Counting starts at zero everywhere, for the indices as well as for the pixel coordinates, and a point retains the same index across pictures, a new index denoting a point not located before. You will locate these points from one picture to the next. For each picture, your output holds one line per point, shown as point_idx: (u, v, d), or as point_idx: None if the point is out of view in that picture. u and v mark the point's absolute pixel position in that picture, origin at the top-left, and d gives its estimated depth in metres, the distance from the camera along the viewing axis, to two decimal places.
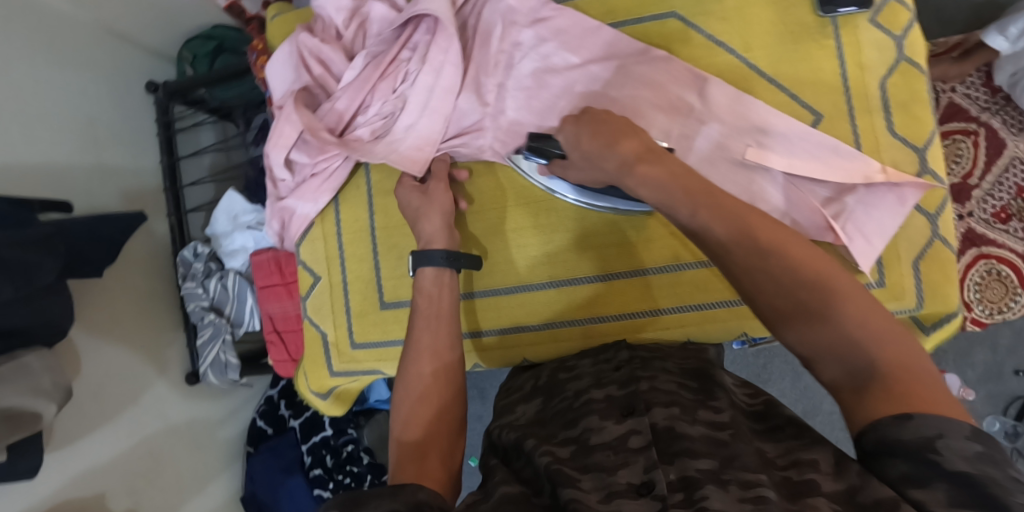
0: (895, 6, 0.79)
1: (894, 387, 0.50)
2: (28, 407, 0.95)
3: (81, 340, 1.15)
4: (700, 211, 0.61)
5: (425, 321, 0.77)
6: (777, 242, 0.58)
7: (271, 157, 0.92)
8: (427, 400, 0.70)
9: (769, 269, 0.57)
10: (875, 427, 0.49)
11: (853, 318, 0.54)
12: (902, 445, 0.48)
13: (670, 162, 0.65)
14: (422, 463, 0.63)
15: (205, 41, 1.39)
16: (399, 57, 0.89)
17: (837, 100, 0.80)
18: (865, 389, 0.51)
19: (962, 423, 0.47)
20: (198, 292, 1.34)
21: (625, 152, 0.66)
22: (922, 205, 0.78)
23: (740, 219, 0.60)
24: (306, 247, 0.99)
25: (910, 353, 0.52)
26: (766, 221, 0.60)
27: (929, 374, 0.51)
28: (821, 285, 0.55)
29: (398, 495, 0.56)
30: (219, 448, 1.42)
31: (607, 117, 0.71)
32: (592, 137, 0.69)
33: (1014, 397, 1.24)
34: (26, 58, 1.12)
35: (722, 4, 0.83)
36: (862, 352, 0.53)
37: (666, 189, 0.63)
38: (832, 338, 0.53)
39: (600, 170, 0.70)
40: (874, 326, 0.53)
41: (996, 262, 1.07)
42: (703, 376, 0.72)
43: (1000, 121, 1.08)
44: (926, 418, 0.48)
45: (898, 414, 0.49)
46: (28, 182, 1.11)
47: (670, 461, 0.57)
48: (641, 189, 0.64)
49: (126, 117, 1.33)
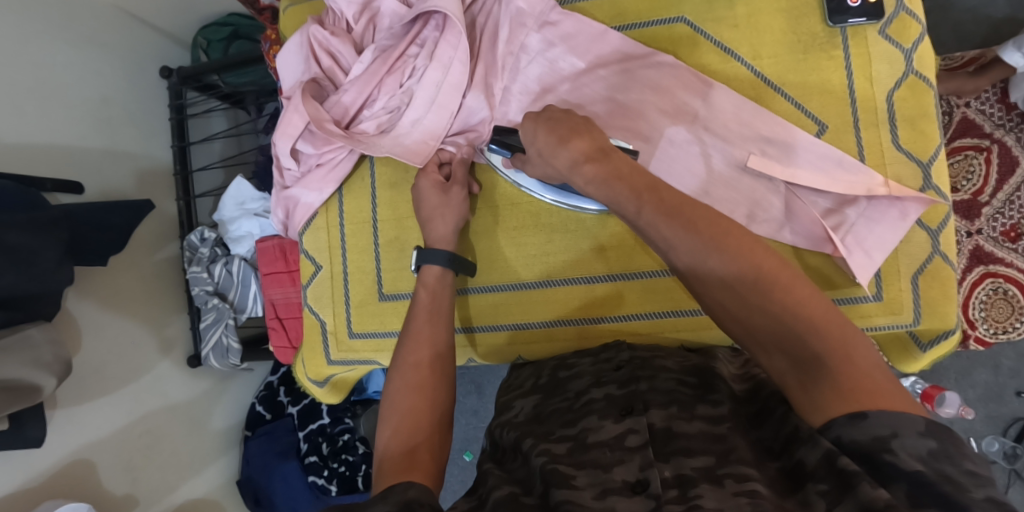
0: (905, 18, 0.78)
1: (842, 383, 0.52)
2: (28, 380, 0.97)
3: (84, 317, 1.16)
4: (646, 207, 0.64)
5: (419, 317, 0.79)
6: (718, 235, 0.61)
7: (278, 146, 0.92)
8: (422, 391, 0.71)
9: (738, 290, 0.59)
10: (830, 427, 0.51)
11: (790, 306, 0.57)
12: (856, 445, 0.49)
13: (616, 161, 0.67)
14: (412, 452, 0.64)
15: (220, 28, 1.41)
16: (408, 52, 0.89)
17: (844, 111, 0.79)
18: (809, 379, 0.54)
19: (915, 419, 0.49)
20: (203, 277, 1.35)
21: (574, 152, 0.68)
22: (922, 219, 0.77)
23: (713, 246, 0.61)
24: (310, 236, 0.99)
25: (857, 346, 0.54)
26: (730, 231, 0.62)
27: (874, 365, 0.53)
28: (778, 292, 0.57)
29: (388, 497, 0.57)
30: (217, 431, 1.43)
31: (561, 115, 0.72)
32: (547, 136, 0.70)
33: (1013, 419, 1.23)
34: (42, 38, 1.14)
35: (733, 11, 0.83)
36: (805, 343, 0.55)
37: (615, 184, 0.66)
38: (787, 344, 0.56)
39: (553, 167, 0.71)
40: (811, 316, 0.56)
41: (1003, 281, 1.06)
42: (703, 372, 0.71)
43: (1014, 139, 1.07)
44: (878, 417, 0.50)
45: (852, 412, 0.51)
46: (38, 161, 1.12)
47: (666, 459, 0.58)
48: (589, 188, 0.68)
49: (139, 98, 1.34)
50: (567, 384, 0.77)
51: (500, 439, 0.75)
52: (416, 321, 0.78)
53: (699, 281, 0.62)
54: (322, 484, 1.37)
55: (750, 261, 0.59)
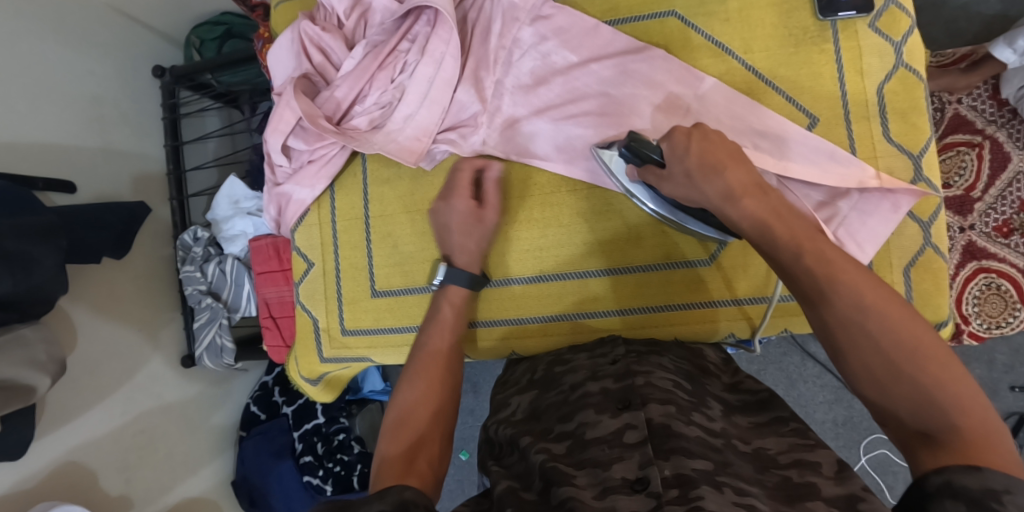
0: (895, 12, 0.78)
1: (966, 446, 0.50)
2: (23, 380, 0.97)
3: (77, 316, 1.16)
4: (803, 256, 0.60)
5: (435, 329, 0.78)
6: (879, 299, 0.57)
7: (269, 143, 0.91)
8: (429, 401, 0.70)
9: (886, 352, 0.55)
10: (942, 472, 0.49)
11: (938, 380, 0.53)
12: (965, 490, 0.47)
13: (775, 201, 0.65)
14: (411, 461, 0.64)
15: (213, 27, 1.40)
16: (398, 48, 0.88)
17: (834, 105, 0.80)
18: (937, 444, 0.51)
19: None
20: (195, 276, 1.33)
21: (730, 182, 0.66)
22: (914, 211, 0.77)
23: (865, 308, 0.56)
24: (302, 232, 0.98)
25: (989, 419, 0.52)
26: (885, 293, 0.57)
27: (1004, 445, 0.51)
28: (929, 362, 0.54)
29: (384, 497, 0.56)
30: (211, 432, 1.42)
31: (717, 135, 0.70)
32: (699, 159, 0.68)
33: (1008, 413, 1.24)
34: (35, 37, 1.13)
35: (725, 4, 0.83)
36: (942, 416, 0.52)
37: (767, 224, 0.64)
38: (925, 412, 0.53)
39: (696, 192, 0.69)
40: (960, 394, 0.53)
41: (996, 276, 1.06)
42: (696, 380, 0.73)
43: (1006, 134, 1.08)
44: (995, 472, 0.47)
45: (967, 464, 0.49)
46: (32, 161, 1.12)
47: (665, 457, 0.58)
48: (741, 222, 0.65)
49: (132, 97, 1.34)
50: (562, 378, 0.77)
51: (497, 436, 0.74)
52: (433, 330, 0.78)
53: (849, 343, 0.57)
54: (318, 484, 1.36)
55: (900, 324, 0.55)
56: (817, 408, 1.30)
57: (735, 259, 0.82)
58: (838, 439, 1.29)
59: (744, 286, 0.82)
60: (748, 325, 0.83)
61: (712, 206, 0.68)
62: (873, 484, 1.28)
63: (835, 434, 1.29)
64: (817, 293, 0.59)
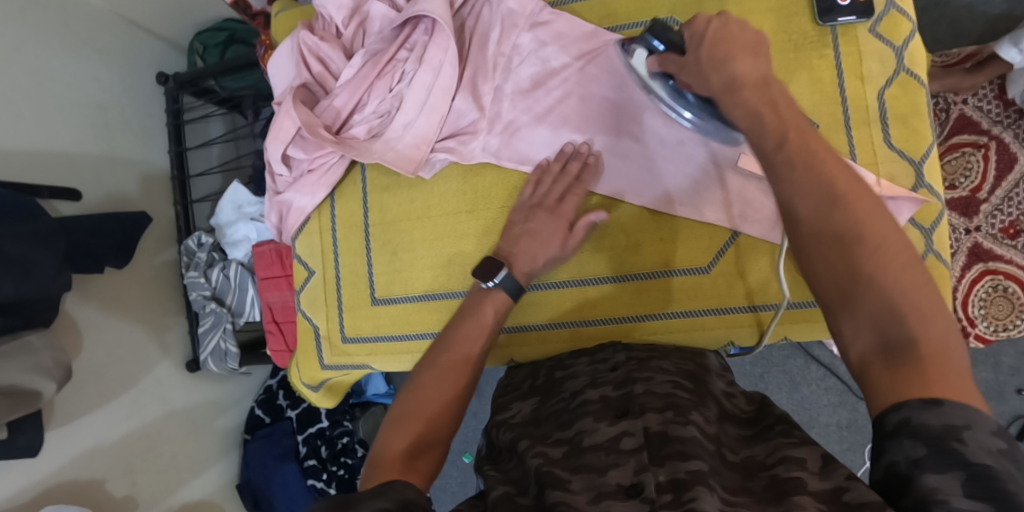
0: (896, 16, 0.78)
1: (927, 368, 0.49)
2: (27, 385, 0.97)
3: (83, 322, 1.17)
4: (787, 146, 0.61)
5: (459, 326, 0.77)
6: (852, 196, 0.58)
7: (269, 152, 0.91)
8: (441, 401, 0.69)
9: (852, 250, 0.55)
10: (901, 408, 0.48)
11: (896, 284, 0.53)
12: (924, 429, 0.46)
13: (774, 93, 0.64)
14: (411, 460, 0.63)
15: (216, 33, 1.40)
16: (397, 56, 0.89)
17: (835, 110, 0.79)
18: (898, 355, 0.51)
19: (990, 418, 0.46)
20: (200, 281, 1.35)
21: (736, 69, 0.65)
22: (916, 218, 0.76)
23: (840, 203, 0.57)
24: (303, 240, 0.99)
25: (947, 335, 0.51)
26: (861, 193, 0.58)
27: (963, 366, 0.50)
28: (891, 262, 0.54)
29: (387, 493, 0.55)
30: (216, 435, 1.43)
31: (740, 27, 0.68)
32: (710, 50, 0.68)
33: (1015, 417, 1.23)
34: (41, 45, 1.14)
35: (723, 11, 0.82)
36: (903, 323, 0.52)
37: (760, 114, 0.64)
38: (882, 316, 0.53)
39: (704, 82, 0.69)
40: (921, 301, 0.53)
41: (1003, 277, 1.06)
42: (697, 379, 0.73)
43: (1012, 135, 1.06)
44: (954, 406, 0.46)
45: (927, 398, 0.48)
46: (36, 167, 1.13)
47: (661, 463, 0.57)
48: (736, 111, 0.65)
49: (136, 102, 1.34)
50: (562, 385, 0.78)
51: (497, 440, 0.75)
52: (455, 328, 0.76)
53: (814, 236, 0.58)
54: (321, 487, 1.36)
55: (867, 221, 0.56)
56: (821, 412, 1.30)
57: (732, 266, 0.81)
58: (842, 443, 1.29)
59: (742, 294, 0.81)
60: (756, 331, 0.82)
61: (714, 95, 0.68)
62: None
63: (839, 437, 1.29)
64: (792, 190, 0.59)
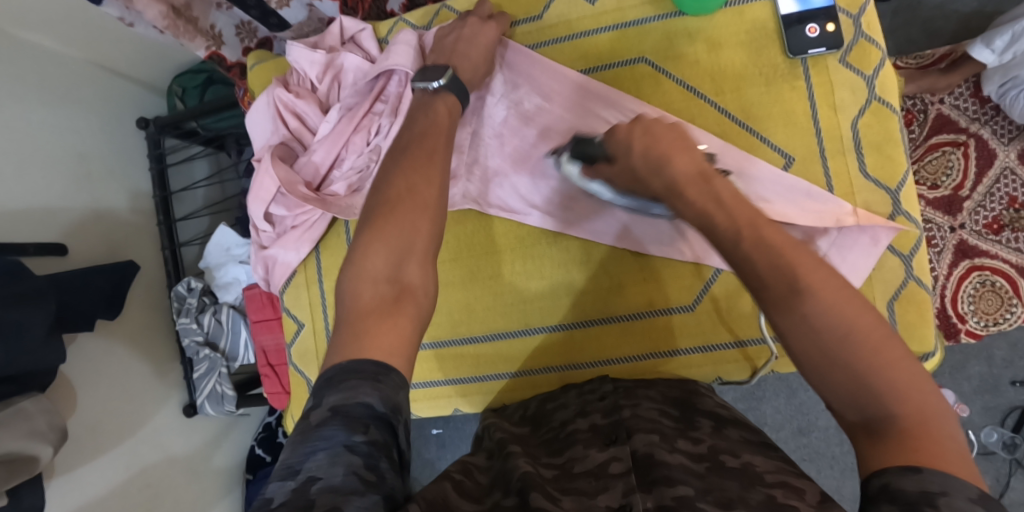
0: (865, 45, 0.79)
1: (910, 442, 0.50)
2: (26, 451, 0.97)
3: (77, 379, 1.16)
4: (743, 242, 0.62)
5: (422, 148, 0.74)
6: (813, 283, 0.57)
7: (251, 210, 0.93)
8: (413, 225, 0.68)
9: (824, 341, 0.55)
10: (882, 475, 0.50)
11: (873, 365, 0.53)
12: (902, 494, 0.47)
13: (719, 186, 0.67)
14: (396, 291, 0.66)
15: (194, 76, 1.40)
16: (372, 110, 0.90)
17: (810, 142, 0.80)
18: (879, 435, 0.52)
19: (970, 486, 0.47)
20: (192, 327, 1.34)
21: (675, 172, 0.70)
22: (894, 245, 0.78)
23: (807, 291, 0.56)
24: (290, 294, 0.99)
25: (929, 405, 0.52)
26: (823, 276, 0.57)
27: (950, 439, 0.51)
28: (864, 348, 0.54)
29: (380, 382, 0.57)
30: (216, 478, 1.42)
31: (664, 131, 0.73)
32: (646, 156, 0.72)
33: (1011, 408, 1.24)
34: (19, 104, 1.13)
35: (694, 47, 0.83)
36: (884, 405, 0.53)
37: (707, 213, 0.66)
38: (862, 400, 0.53)
39: (649, 185, 0.73)
40: (897, 379, 0.53)
41: (990, 273, 1.06)
42: (685, 405, 0.75)
43: (990, 132, 1.08)
44: (933, 473, 0.48)
45: (906, 465, 0.49)
46: (22, 227, 1.12)
47: (648, 489, 0.58)
48: (686, 211, 0.68)
49: (118, 151, 1.33)
50: (552, 414, 0.79)
51: (489, 445, 0.72)
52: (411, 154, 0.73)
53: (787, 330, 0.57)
54: None
55: (839, 306, 0.56)
56: (819, 416, 1.31)
57: (719, 305, 0.83)
58: (842, 445, 1.30)
59: (728, 331, 0.83)
60: (747, 366, 0.83)
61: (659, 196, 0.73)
62: None
63: (840, 440, 1.29)
64: (755, 275, 0.60)
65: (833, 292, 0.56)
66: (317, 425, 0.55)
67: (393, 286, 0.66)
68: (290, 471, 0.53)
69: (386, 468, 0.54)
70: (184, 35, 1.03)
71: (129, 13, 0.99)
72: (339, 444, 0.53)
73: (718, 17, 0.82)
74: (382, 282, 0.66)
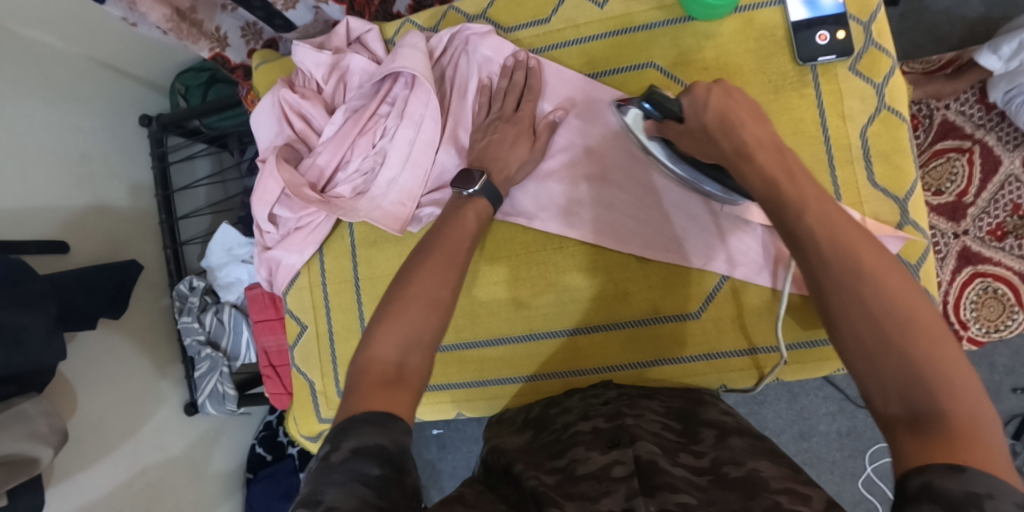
0: (875, 53, 0.79)
1: (955, 440, 0.50)
2: (26, 452, 0.96)
3: (78, 379, 1.15)
4: (807, 218, 0.64)
5: (443, 248, 0.74)
6: (875, 268, 0.59)
7: (255, 212, 0.92)
8: (428, 295, 0.69)
9: (882, 326, 0.57)
10: (923, 473, 0.49)
11: (929, 357, 0.54)
12: (946, 493, 0.46)
13: (788, 159, 0.70)
14: (398, 375, 0.64)
15: (197, 74, 1.40)
16: (378, 112, 0.89)
17: (818, 150, 0.80)
18: (924, 428, 0.52)
19: (1015, 492, 0.46)
20: (194, 326, 1.33)
21: (745, 135, 0.71)
22: (902, 255, 0.78)
23: (866, 280, 0.58)
24: (293, 296, 0.98)
25: (980, 406, 0.52)
26: (886, 263, 0.59)
27: (994, 441, 0.50)
28: (920, 338, 0.55)
29: (388, 429, 0.58)
30: (217, 478, 1.42)
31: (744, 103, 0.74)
32: (716, 115, 0.73)
33: (1012, 415, 1.24)
34: (21, 103, 1.12)
35: (702, 53, 0.83)
36: (933, 398, 0.53)
37: (775, 182, 0.68)
38: (913, 390, 0.54)
39: (715, 147, 0.74)
40: (953, 376, 0.53)
41: (993, 280, 1.05)
42: (687, 417, 0.75)
43: (995, 138, 1.07)
44: (977, 474, 0.47)
45: (951, 464, 0.48)
46: (22, 226, 1.11)
47: (651, 493, 0.57)
48: (753, 176, 0.70)
49: (121, 150, 1.33)
50: (555, 418, 0.78)
51: (492, 464, 0.71)
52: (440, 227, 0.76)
53: (842, 315, 0.59)
54: None
55: (905, 301, 0.57)
56: (820, 421, 1.30)
57: (724, 311, 0.83)
58: (844, 450, 1.29)
59: (733, 338, 0.83)
60: (754, 373, 0.83)
61: (726, 160, 0.73)
62: (880, 494, 1.28)
63: (841, 445, 1.29)
64: (816, 255, 0.62)
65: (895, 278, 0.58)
66: (338, 462, 0.54)
67: (403, 352, 0.66)
68: (310, 502, 0.52)
69: (400, 498, 0.54)
70: (188, 37, 1.02)
71: (132, 14, 0.98)
72: (355, 478, 0.53)
73: (727, 24, 0.82)
74: (385, 368, 0.65)
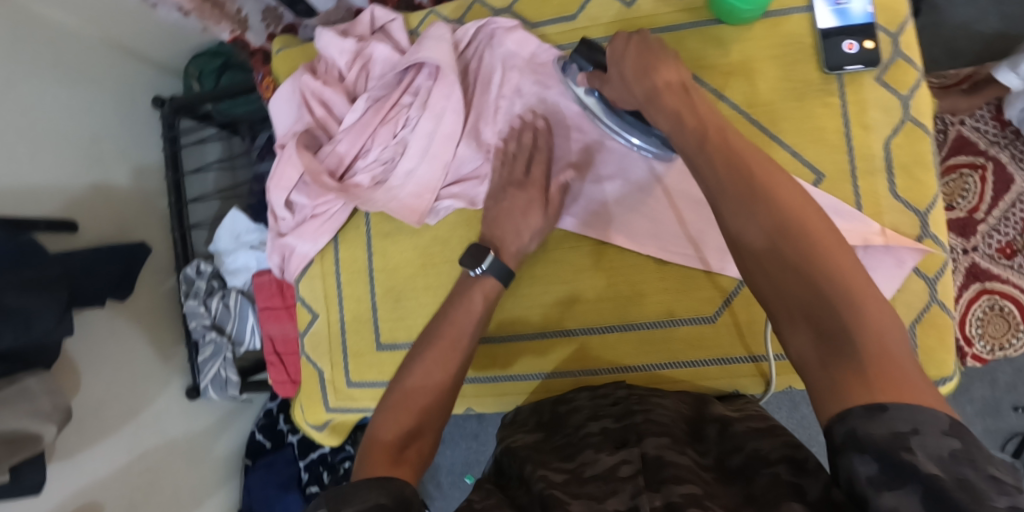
0: (903, 65, 0.79)
1: (870, 374, 0.50)
2: (28, 429, 0.96)
3: (82, 359, 1.15)
4: (709, 148, 0.64)
5: (446, 336, 0.78)
6: (769, 185, 0.60)
7: (271, 197, 0.93)
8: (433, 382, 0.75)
9: (777, 244, 0.57)
10: (846, 421, 0.49)
11: (830, 273, 0.55)
12: (870, 439, 0.47)
13: (696, 98, 0.69)
14: (399, 454, 0.67)
15: (211, 58, 1.37)
16: (400, 102, 0.89)
17: (840, 159, 0.80)
18: (836, 348, 0.52)
19: (939, 417, 0.47)
20: (200, 311, 1.33)
21: (658, 79, 0.71)
22: (920, 267, 0.78)
23: (758, 198, 0.59)
24: (305, 284, 0.99)
25: (886, 324, 0.52)
26: (780, 183, 0.61)
27: (909, 362, 0.51)
28: (820, 252, 0.56)
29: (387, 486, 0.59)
30: (216, 464, 1.42)
31: (659, 47, 0.74)
32: (632, 63, 0.73)
33: (1012, 433, 1.24)
34: (35, 79, 1.11)
35: (727, 57, 0.83)
36: (838, 317, 0.53)
37: (682, 118, 0.68)
38: (818, 309, 0.54)
39: (630, 93, 0.74)
40: (855, 293, 0.54)
41: (999, 297, 1.04)
42: (696, 416, 0.74)
43: (1008, 156, 1.06)
44: (898, 411, 0.47)
45: (871, 405, 0.48)
46: (32, 203, 1.10)
47: (656, 487, 0.57)
48: (660, 117, 0.70)
49: (132, 130, 1.32)
50: (566, 419, 0.78)
51: (504, 465, 0.71)
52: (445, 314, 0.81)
53: (739, 241, 0.60)
54: None
55: (792, 217, 0.58)
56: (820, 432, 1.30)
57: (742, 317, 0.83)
58: None
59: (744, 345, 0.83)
60: (761, 380, 0.83)
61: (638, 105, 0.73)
62: None
63: None
64: (714, 180, 0.63)
65: (786, 194, 0.59)
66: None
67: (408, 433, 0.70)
68: None
69: None
70: (209, 18, 1.01)
71: None
72: None
73: (753, 29, 0.82)
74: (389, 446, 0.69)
